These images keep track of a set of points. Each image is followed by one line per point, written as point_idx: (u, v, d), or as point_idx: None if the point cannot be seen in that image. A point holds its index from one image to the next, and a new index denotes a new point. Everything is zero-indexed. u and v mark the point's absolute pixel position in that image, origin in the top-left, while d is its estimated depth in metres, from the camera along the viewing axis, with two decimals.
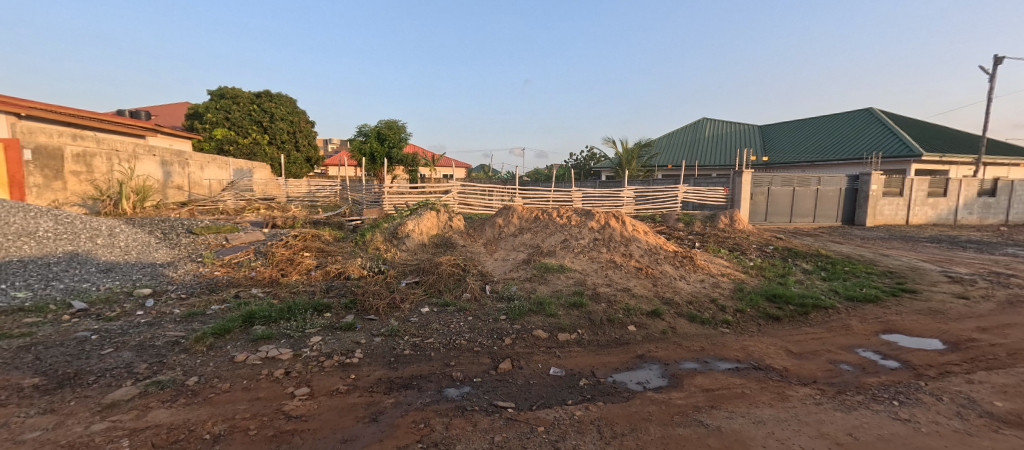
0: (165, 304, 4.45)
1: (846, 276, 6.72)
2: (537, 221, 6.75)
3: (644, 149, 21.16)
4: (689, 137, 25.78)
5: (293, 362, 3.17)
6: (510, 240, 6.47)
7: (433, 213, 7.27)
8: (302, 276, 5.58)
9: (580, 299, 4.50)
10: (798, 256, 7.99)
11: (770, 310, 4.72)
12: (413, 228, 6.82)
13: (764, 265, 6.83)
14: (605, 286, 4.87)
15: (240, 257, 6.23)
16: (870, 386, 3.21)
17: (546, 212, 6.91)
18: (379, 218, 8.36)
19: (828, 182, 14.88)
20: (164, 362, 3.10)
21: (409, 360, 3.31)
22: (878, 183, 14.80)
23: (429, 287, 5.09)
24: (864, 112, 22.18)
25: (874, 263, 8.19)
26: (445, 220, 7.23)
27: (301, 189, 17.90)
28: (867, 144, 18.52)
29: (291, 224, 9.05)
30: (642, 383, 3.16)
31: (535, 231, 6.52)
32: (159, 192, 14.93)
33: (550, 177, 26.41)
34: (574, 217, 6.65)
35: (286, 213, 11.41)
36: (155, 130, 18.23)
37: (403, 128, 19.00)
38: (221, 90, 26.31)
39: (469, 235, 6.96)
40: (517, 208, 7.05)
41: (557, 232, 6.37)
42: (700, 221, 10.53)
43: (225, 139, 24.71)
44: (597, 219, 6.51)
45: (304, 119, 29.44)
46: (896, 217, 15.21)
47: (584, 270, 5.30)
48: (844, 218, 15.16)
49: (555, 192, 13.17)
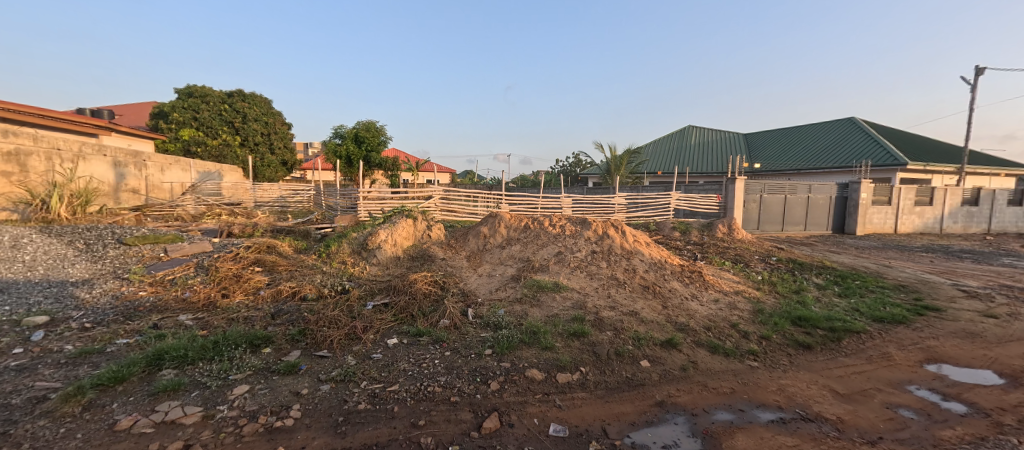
0: (56, 338, 3.49)
1: (862, 291, 6.15)
2: (526, 231, 6.00)
3: (632, 155, 20.78)
4: (676, 144, 25.56)
5: (198, 429, 2.30)
6: (496, 253, 5.69)
7: (409, 221, 6.43)
8: (247, 297, 4.65)
9: (581, 327, 3.74)
10: (805, 268, 7.45)
11: (798, 336, 4.06)
12: (384, 238, 5.98)
13: (775, 279, 6.21)
14: (609, 309, 4.13)
15: (176, 273, 5.26)
16: (952, 445, 2.52)
17: (537, 221, 6.17)
18: (350, 226, 7.46)
19: (819, 190, 14.66)
20: (7, 433, 2.19)
21: (363, 420, 2.48)
22: (867, 192, 14.62)
23: (399, 311, 4.25)
24: (847, 121, 22.32)
25: (883, 276, 7.70)
26: (422, 230, 6.40)
27: (271, 194, 16.73)
28: (852, 152, 18.50)
29: (250, 232, 8.06)
30: (671, 447, 2.40)
31: (524, 242, 5.76)
32: (110, 195, 13.63)
33: (537, 184, 25.77)
34: (568, 226, 5.92)
35: (249, 220, 10.37)
36: (112, 129, 16.88)
37: (382, 130, 18.07)
38: (190, 88, 24.91)
39: (450, 246, 6.15)
40: (504, 215, 6.29)
41: (550, 243, 5.62)
42: (697, 230, 9.97)
43: (193, 141, 23.21)
44: (594, 229, 5.80)
45: (279, 121, 28.07)
46: (885, 226, 15.06)
47: (583, 289, 4.56)
48: (834, 226, 14.94)
49: (544, 198, 12.49)
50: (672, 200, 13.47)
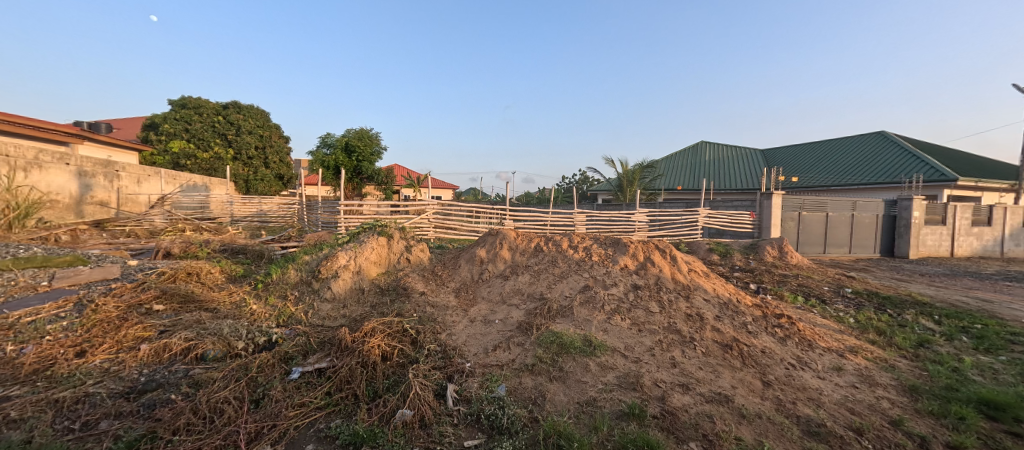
0: None
1: (1004, 343, 4.43)
2: (538, 256, 4.38)
3: (647, 170, 19.26)
4: (691, 159, 24.04)
5: None
6: (496, 286, 4.06)
7: (381, 239, 4.84)
8: (113, 357, 3.05)
9: (645, 435, 2.06)
10: (899, 306, 5.73)
11: (1012, 446, 2.34)
12: (343, 263, 4.38)
13: (878, 325, 4.53)
14: (681, 392, 2.46)
15: (39, 313, 3.67)
16: None
17: (553, 241, 4.58)
18: (312, 244, 5.87)
19: (864, 208, 12.98)
20: None
21: None
22: (920, 210, 12.93)
23: (335, 389, 2.62)
24: (877, 135, 20.73)
25: (997, 315, 5.96)
26: (398, 252, 4.82)
27: (253, 208, 15.31)
28: (889, 166, 16.85)
29: (192, 252, 6.52)
30: None
31: (535, 271, 4.13)
32: (70, 208, 12.33)
33: (544, 201, 24.23)
34: (596, 250, 4.32)
35: (209, 237, 8.85)
36: (86, 138, 15.75)
37: (376, 140, 16.71)
38: (184, 100, 23.89)
39: (434, 274, 4.54)
40: (507, 233, 4.71)
41: (573, 274, 4.00)
42: (740, 252, 8.30)
43: (183, 153, 22.07)
44: (632, 253, 4.19)
45: (276, 134, 26.84)
46: (940, 249, 13.30)
47: (631, 349, 2.91)
48: (882, 249, 13.20)
49: (555, 214, 10.91)
50: (700, 217, 11.82)
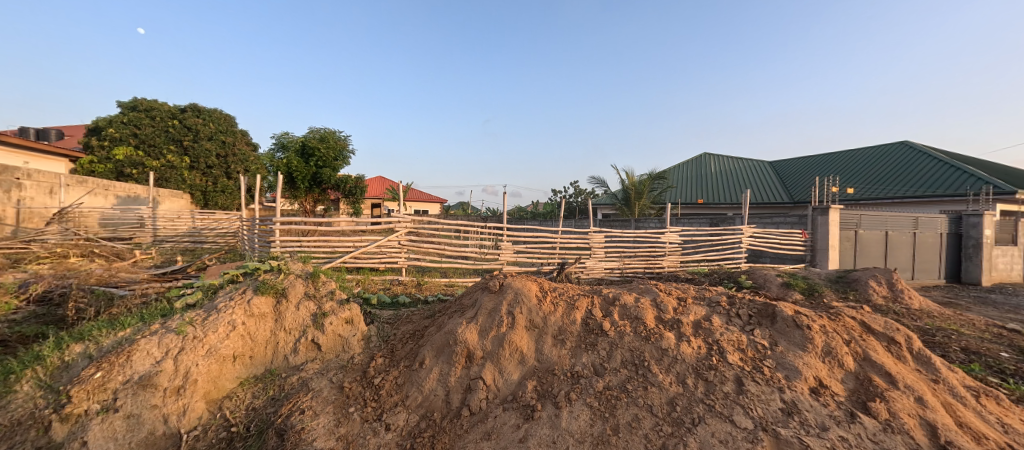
0: None
1: None
2: (598, 349, 1.93)
3: (656, 181, 17.07)
4: (697, 170, 22.04)
5: None
6: (505, 443, 1.58)
7: (254, 297, 2.31)
8: None
9: None
10: None
11: None
12: (142, 371, 1.86)
13: None
14: None
15: None
16: None
17: (621, 308, 2.13)
18: (164, 295, 3.26)
19: (928, 225, 10.89)
20: None
21: None
22: (991, 228, 10.91)
23: None
24: (898, 145, 18.96)
25: None
26: (293, 330, 2.31)
27: (184, 226, 12.39)
28: (925, 179, 15.01)
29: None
30: None
31: (600, 397, 1.68)
32: None
33: (539, 215, 21.85)
34: (733, 338, 1.89)
35: (80, 271, 6.19)
36: None
37: (342, 143, 14.24)
38: (134, 102, 20.85)
39: (358, 388, 2.01)
40: (524, 286, 2.27)
41: (710, 416, 1.53)
42: (828, 288, 5.99)
43: (127, 161, 18.96)
44: (821, 348, 1.79)
45: (242, 140, 23.93)
46: (1012, 273, 11.25)
47: None
48: (947, 274, 11.10)
49: (566, 232, 8.29)
50: (745, 236, 9.40)
